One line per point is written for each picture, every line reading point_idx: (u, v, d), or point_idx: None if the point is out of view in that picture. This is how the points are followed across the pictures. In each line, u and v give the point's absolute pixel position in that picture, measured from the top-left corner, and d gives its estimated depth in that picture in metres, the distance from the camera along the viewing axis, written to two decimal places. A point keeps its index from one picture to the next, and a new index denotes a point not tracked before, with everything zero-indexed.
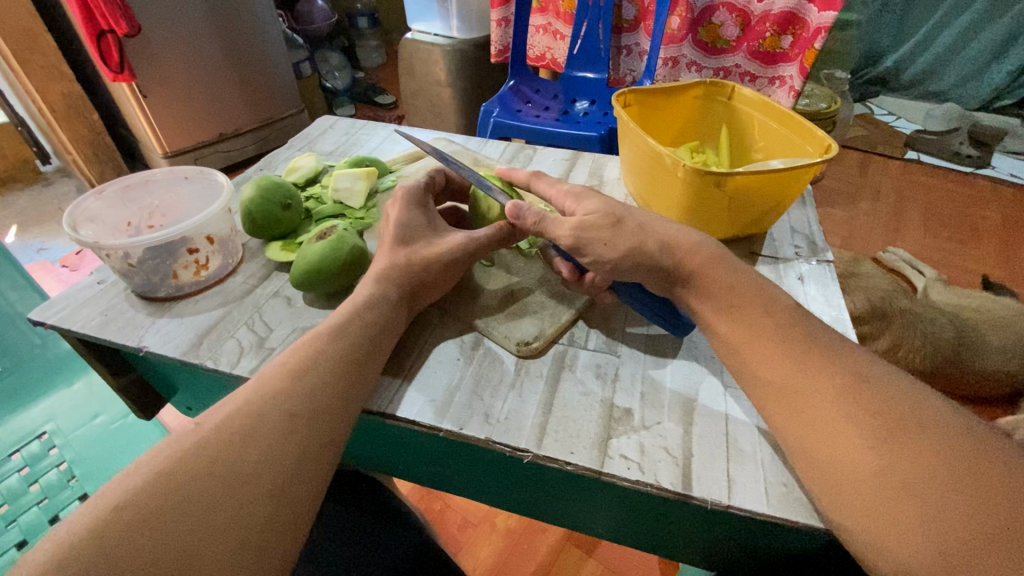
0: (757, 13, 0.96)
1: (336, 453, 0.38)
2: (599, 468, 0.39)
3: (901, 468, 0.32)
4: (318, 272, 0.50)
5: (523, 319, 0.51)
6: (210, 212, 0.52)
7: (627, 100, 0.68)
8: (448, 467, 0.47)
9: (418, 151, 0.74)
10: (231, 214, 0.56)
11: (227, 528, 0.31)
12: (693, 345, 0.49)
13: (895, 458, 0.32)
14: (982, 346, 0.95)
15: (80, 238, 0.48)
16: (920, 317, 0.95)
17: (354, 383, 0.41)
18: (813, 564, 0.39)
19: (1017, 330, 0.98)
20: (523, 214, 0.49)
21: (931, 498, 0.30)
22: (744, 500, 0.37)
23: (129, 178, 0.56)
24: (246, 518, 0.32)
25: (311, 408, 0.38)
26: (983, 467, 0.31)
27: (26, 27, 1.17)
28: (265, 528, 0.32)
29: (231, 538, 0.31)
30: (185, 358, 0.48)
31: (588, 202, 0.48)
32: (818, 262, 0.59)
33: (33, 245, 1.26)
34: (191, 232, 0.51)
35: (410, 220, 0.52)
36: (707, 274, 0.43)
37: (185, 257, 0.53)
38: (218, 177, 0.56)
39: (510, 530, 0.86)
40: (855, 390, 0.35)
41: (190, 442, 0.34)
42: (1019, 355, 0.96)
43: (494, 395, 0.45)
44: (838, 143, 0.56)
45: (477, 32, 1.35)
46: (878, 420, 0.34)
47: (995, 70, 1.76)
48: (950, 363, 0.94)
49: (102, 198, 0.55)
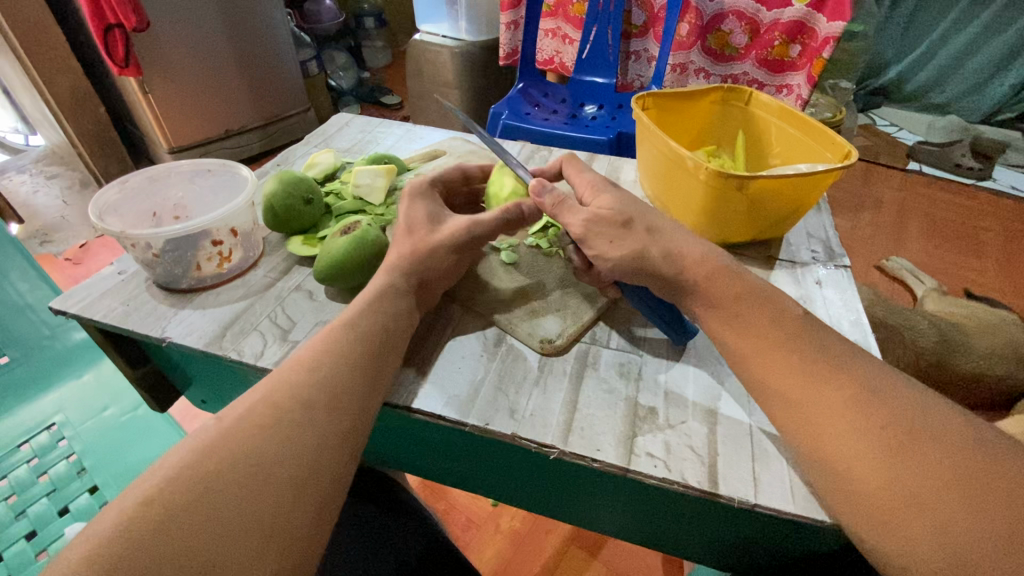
0: (766, 21, 0.97)
1: (358, 448, 0.38)
2: (626, 466, 0.39)
3: (925, 472, 0.32)
4: (341, 264, 0.51)
5: (546, 317, 0.52)
6: (234, 205, 0.52)
7: (646, 103, 0.69)
8: (469, 463, 0.47)
9: (434, 150, 0.75)
10: (254, 207, 0.56)
11: (254, 520, 0.31)
12: (707, 346, 0.50)
13: (917, 461, 0.32)
14: (969, 350, 0.96)
15: (105, 227, 0.49)
16: (903, 326, 0.97)
17: (373, 378, 0.41)
18: (830, 563, 0.39)
19: (1005, 334, 0.99)
20: (545, 193, 0.48)
21: (954, 500, 0.31)
22: (770, 498, 0.37)
23: (154, 170, 0.56)
24: (274, 508, 0.32)
25: (333, 403, 0.38)
26: (1004, 473, 0.31)
27: (34, 18, 1.17)
28: (294, 519, 0.32)
29: (259, 530, 0.31)
30: (208, 348, 0.48)
31: (606, 198, 0.48)
32: (835, 266, 0.60)
33: (37, 236, 1.26)
34: (216, 224, 0.52)
35: (433, 217, 0.52)
36: (723, 276, 0.43)
37: (209, 248, 0.53)
38: (242, 170, 0.57)
39: (514, 531, 0.86)
40: (872, 394, 0.36)
41: (212, 436, 0.34)
42: (1004, 357, 0.97)
43: (519, 392, 0.45)
44: (857, 150, 0.56)
45: (486, 34, 1.35)
46: (899, 423, 0.34)
47: (996, 84, 1.77)
48: (940, 367, 0.94)
49: (125, 188, 0.55)
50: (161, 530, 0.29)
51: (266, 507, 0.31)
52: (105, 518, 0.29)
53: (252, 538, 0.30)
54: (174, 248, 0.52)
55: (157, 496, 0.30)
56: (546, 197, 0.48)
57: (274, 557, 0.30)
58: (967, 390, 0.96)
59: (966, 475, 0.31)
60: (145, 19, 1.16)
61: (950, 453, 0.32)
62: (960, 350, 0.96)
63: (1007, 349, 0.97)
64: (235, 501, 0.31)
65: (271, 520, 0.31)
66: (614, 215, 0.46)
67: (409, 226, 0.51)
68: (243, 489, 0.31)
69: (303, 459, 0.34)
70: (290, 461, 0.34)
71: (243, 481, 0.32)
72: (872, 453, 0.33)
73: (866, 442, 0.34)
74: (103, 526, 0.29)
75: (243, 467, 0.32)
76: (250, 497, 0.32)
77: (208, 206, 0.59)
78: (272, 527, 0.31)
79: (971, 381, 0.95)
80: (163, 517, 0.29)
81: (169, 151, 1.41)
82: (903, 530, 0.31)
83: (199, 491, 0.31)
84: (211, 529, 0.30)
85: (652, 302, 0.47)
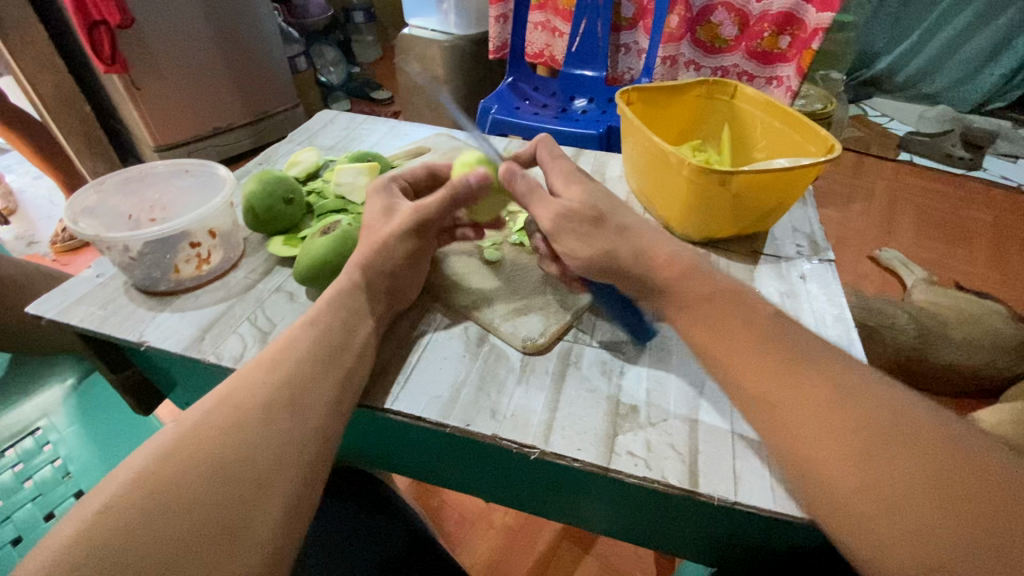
0: (755, 13, 0.96)
1: (330, 452, 0.38)
2: (606, 465, 0.39)
3: (901, 472, 0.31)
4: (322, 263, 0.51)
5: (528, 316, 0.51)
6: (212, 206, 0.51)
7: (631, 97, 0.69)
8: (451, 464, 0.47)
9: (419, 146, 0.74)
10: (233, 208, 0.55)
11: (219, 528, 0.30)
12: (680, 343, 0.50)
13: (892, 459, 0.32)
14: (949, 341, 0.98)
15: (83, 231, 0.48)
16: (883, 325, 0.97)
17: (346, 382, 0.40)
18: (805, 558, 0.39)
19: (988, 325, 1.00)
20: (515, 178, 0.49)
21: (925, 500, 0.30)
22: (750, 496, 0.37)
23: (129, 171, 0.56)
24: (242, 515, 0.31)
25: (303, 406, 0.37)
26: (973, 470, 0.31)
27: (16, 17, 1.15)
28: (264, 525, 0.32)
29: (227, 537, 0.30)
30: (186, 352, 0.47)
31: (584, 191, 0.47)
32: (820, 261, 0.60)
33: (22, 237, 1.24)
34: (196, 225, 0.51)
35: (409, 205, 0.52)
36: (700, 277, 0.43)
37: (187, 251, 0.53)
38: (220, 170, 0.57)
39: (506, 527, 0.86)
40: (851, 395, 0.35)
41: (179, 442, 0.33)
42: (982, 348, 0.98)
43: (501, 392, 0.45)
44: (841, 144, 0.56)
45: (475, 28, 1.34)
46: (878, 424, 0.33)
47: (987, 73, 1.77)
48: (921, 361, 0.96)
49: (101, 191, 0.54)
50: (122, 540, 0.28)
51: (233, 512, 0.31)
52: (69, 528, 0.29)
53: (213, 544, 0.30)
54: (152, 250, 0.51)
55: (114, 503, 0.29)
56: (519, 182, 0.49)
57: (239, 558, 0.30)
58: (948, 379, 0.98)
59: (934, 473, 0.31)
60: (130, 16, 1.14)
61: (921, 452, 0.32)
62: (942, 345, 0.97)
63: (986, 339, 0.99)
64: (201, 505, 0.31)
65: (238, 526, 0.31)
66: (587, 210, 0.47)
67: (387, 225, 0.51)
68: (209, 495, 0.31)
69: (274, 465, 0.34)
70: (258, 466, 0.33)
71: (211, 487, 0.31)
72: (848, 453, 0.33)
73: (843, 441, 0.34)
74: (66, 538, 0.28)
75: (209, 472, 0.32)
76: (216, 502, 0.31)
77: (183, 208, 0.59)
78: (237, 533, 0.31)
79: (950, 373, 0.97)
80: (130, 525, 0.29)
81: (157, 148, 1.40)
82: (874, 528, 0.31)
83: (162, 498, 0.30)
84: (175, 538, 0.29)
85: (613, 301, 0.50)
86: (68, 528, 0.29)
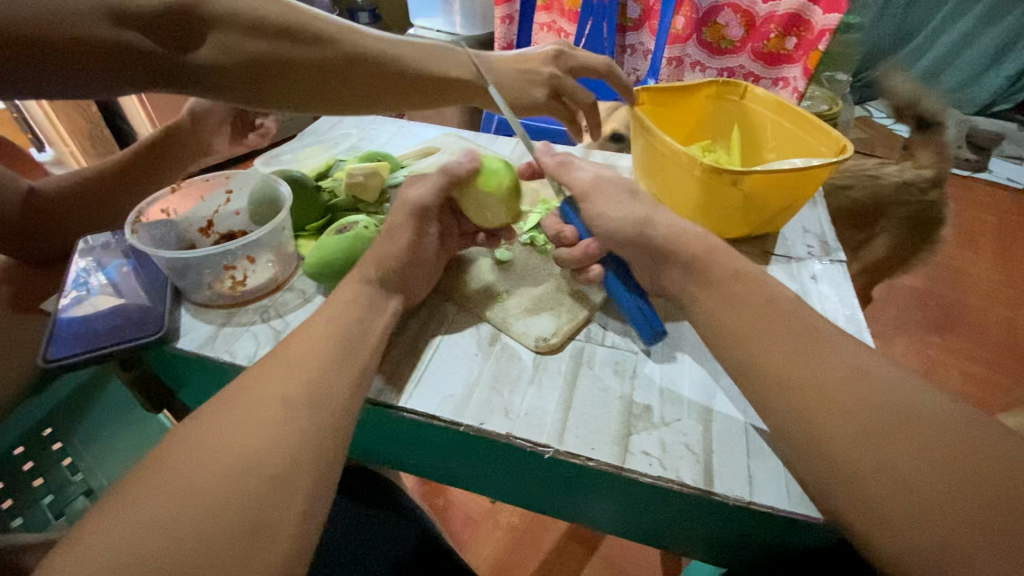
0: (762, 14, 0.96)
1: (341, 445, 0.37)
2: (621, 464, 0.39)
3: (909, 457, 0.31)
4: (328, 263, 0.53)
5: (540, 315, 0.52)
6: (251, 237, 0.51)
7: (640, 98, 0.69)
8: (463, 464, 0.46)
9: (429, 146, 0.74)
10: (282, 233, 0.55)
11: (233, 519, 0.30)
12: (678, 347, 0.50)
13: (898, 442, 0.31)
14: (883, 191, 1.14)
15: (132, 235, 0.51)
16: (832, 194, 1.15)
17: (354, 380, 0.41)
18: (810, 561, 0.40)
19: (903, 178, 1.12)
20: None
21: None
22: (765, 496, 0.37)
23: (212, 175, 0.59)
24: (258, 505, 0.31)
25: (314, 399, 0.37)
26: None
27: None
28: (280, 510, 0.32)
29: (244, 527, 0.30)
30: (199, 349, 0.49)
31: None
32: (831, 260, 0.60)
33: None
34: (232, 249, 0.51)
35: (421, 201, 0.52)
36: (709, 275, 0.42)
37: (222, 272, 0.53)
38: (284, 191, 0.57)
39: (513, 527, 0.86)
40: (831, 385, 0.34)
41: (194, 440, 0.33)
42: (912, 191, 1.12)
43: (514, 391, 0.45)
44: (853, 144, 0.56)
45: (480, 29, 1.33)
46: (884, 409, 0.33)
47: (992, 76, 1.79)
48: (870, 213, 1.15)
49: (178, 194, 0.57)
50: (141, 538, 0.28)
51: (255, 509, 0.31)
52: (84, 530, 0.28)
53: (235, 540, 0.29)
54: (189, 269, 0.51)
55: (129, 505, 0.29)
56: None
57: (264, 555, 0.30)
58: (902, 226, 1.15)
59: None
60: None
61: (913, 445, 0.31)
62: (918, 206, 1.13)
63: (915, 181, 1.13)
64: (221, 500, 0.30)
65: (258, 521, 0.31)
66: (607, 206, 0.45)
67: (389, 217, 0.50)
68: (228, 493, 0.31)
69: (294, 460, 0.34)
70: (276, 460, 0.33)
71: (231, 484, 0.31)
72: None
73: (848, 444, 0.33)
74: (81, 538, 0.28)
75: (229, 469, 0.32)
76: (234, 493, 0.31)
77: None
78: (261, 531, 0.30)
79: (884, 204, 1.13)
80: (157, 523, 0.28)
81: None
82: (884, 511, 0.30)
83: (175, 496, 0.30)
84: (198, 534, 0.29)
85: (628, 285, 0.49)
86: (83, 529, 0.28)
